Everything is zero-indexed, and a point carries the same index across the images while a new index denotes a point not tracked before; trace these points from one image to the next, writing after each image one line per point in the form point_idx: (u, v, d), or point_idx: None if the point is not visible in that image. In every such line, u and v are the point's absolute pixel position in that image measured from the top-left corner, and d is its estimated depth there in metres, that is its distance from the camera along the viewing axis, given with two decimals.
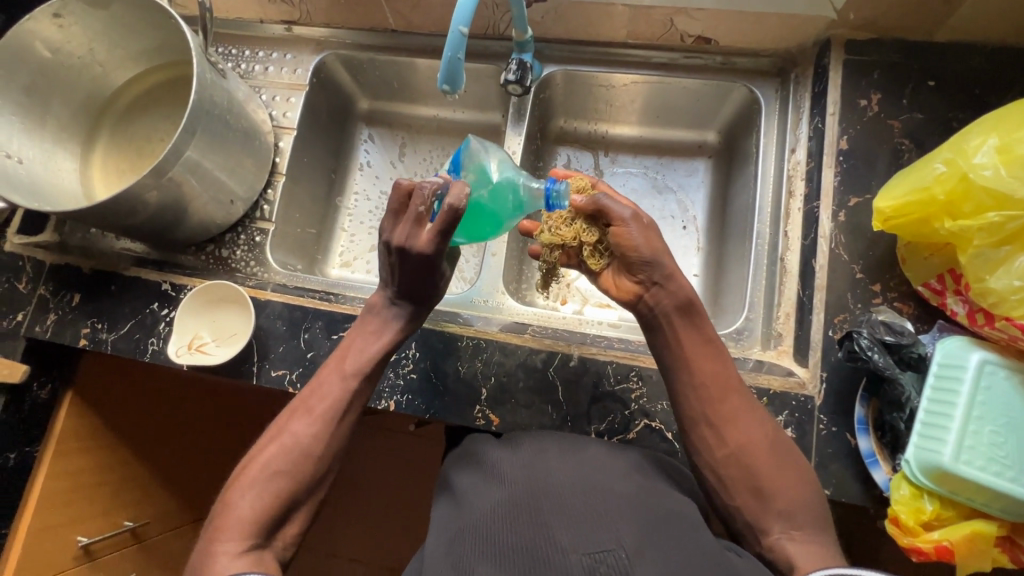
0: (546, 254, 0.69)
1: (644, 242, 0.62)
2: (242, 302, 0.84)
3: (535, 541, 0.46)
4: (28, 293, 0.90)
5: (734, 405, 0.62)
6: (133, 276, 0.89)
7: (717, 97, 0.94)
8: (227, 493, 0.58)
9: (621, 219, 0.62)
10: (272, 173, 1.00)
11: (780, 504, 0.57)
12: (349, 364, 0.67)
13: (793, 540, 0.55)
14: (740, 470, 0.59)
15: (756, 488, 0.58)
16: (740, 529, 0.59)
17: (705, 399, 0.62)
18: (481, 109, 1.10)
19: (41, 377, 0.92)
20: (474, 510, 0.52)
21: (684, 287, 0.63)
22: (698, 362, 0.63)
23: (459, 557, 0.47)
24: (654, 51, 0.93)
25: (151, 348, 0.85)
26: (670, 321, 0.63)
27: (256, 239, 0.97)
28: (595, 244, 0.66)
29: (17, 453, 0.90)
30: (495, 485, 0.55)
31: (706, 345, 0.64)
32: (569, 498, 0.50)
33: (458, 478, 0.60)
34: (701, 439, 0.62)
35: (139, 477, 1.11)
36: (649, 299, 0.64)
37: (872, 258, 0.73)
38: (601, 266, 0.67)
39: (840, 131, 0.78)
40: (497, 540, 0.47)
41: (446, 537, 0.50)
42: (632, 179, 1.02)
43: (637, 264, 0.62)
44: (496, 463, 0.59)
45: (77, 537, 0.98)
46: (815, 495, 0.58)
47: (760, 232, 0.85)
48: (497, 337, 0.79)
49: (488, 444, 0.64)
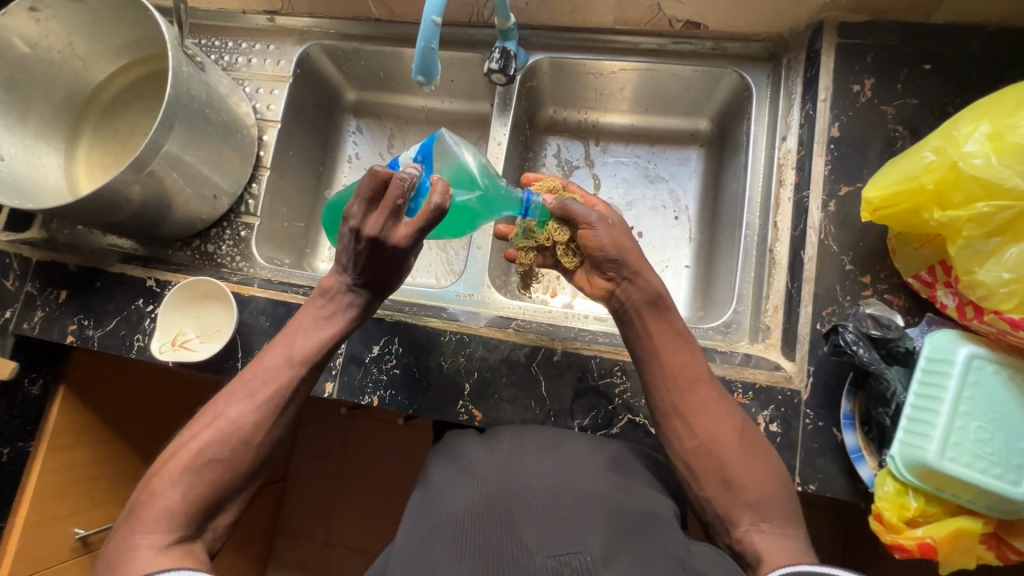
0: (522, 257, 0.70)
1: (609, 241, 0.62)
2: (224, 298, 0.84)
3: (503, 543, 0.46)
4: (16, 290, 0.90)
5: (702, 396, 0.61)
6: (117, 272, 0.89)
7: (708, 84, 0.92)
8: (155, 481, 0.57)
9: (586, 221, 0.63)
10: (256, 167, 0.99)
11: (749, 495, 0.56)
12: (297, 354, 0.65)
13: (762, 533, 0.54)
14: (710, 462, 0.58)
15: (727, 481, 0.57)
16: (711, 522, 0.58)
17: (676, 392, 0.61)
18: (469, 99, 1.08)
19: (32, 372, 0.92)
20: (441, 509, 0.52)
21: (653, 284, 0.63)
22: (669, 356, 0.62)
23: (425, 556, 0.46)
24: (643, 37, 0.91)
25: (137, 344, 0.85)
26: (639, 313, 0.63)
27: (242, 233, 0.96)
28: (567, 244, 0.66)
29: (9, 448, 0.90)
30: (467, 482, 0.55)
31: (677, 337, 0.63)
32: (540, 500, 0.50)
33: (432, 472, 0.60)
34: (673, 430, 0.61)
35: (133, 469, 1.12)
36: (620, 294, 0.63)
37: (862, 249, 0.71)
38: (575, 265, 0.67)
39: (831, 118, 0.76)
40: (464, 540, 0.47)
41: (414, 535, 0.50)
42: (622, 169, 1.00)
43: (602, 262, 0.63)
44: (472, 460, 0.59)
45: (72, 529, 0.99)
46: (790, 491, 0.58)
47: (749, 222, 0.83)
48: (480, 332, 0.78)
49: (465, 441, 0.63)
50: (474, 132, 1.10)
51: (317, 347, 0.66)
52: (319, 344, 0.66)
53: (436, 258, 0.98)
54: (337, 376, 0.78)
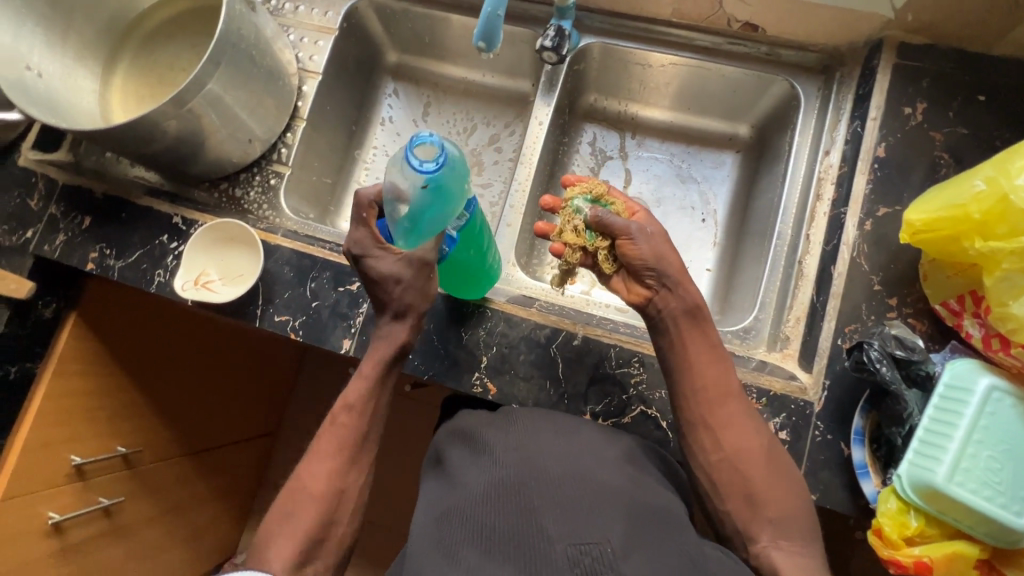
0: (567, 254, 0.70)
1: (649, 252, 0.67)
2: (252, 244, 0.84)
3: (524, 529, 0.49)
4: (39, 211, 0.89)
5: (728, 412, 0.65)
6: (145, 205, 0.88)
7: (757, 89, 0.91)
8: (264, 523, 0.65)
9: (626, 233, 0.66)
10: (292, 117, 0.98)
11: (769, 513, 0.61)
12: (364, 365, 0.73)
13: (780, 549, 0.59)
14: (733, 477, 0.63)
15: (749, 494, 0.62)
16: (729, 536, 0.63)
17: (703, 404, 0.66)
18: (511, 76, 1.09)
19: (47, 295, 0.93)
20: (463, 490, 0.54)
21: (692, 294, 0.68)
22: (694, 368, 0.67)
23: (447, 543, 0.49)
24: (698, 33, 0.90)
25: (158, 279, 0.84)
26: (675, 321, 0.68)
27: (271, 181, 0.95)
28: (607, 251, 0.69)
29: (18, 367, 0.91)
30: (484, 462, 0.57)
31: (711, 349, 0.68)
32: (559, 486, 0.52)
33: (448, 454, 0.62)
34: (698, 442, 0.66)
35: (131, 404, 1.12)
36: (658, 301, 0.68)
37: (892, 272, 0.72)
38: (613, 271, 0.70)
39: (879, 138, 0.76)
40: (486, 524, 0.50)
41: (434, 517, 0.53)
42: (656, 165, 1.01)
43: (641, 271, 0.67)
44: (489, 444, 0.59)
45: (69, 456, 0.99)
46: (785, 504, 0.61)
47: (782, 233, 0.83)
48: (504, 308, 0.78)
49: (479, 423, 0.64)
50: (511, 110, 1.11)
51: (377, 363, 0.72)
52: (367, 389, 0.72)
53: None
54: (356, 334, 0.80)
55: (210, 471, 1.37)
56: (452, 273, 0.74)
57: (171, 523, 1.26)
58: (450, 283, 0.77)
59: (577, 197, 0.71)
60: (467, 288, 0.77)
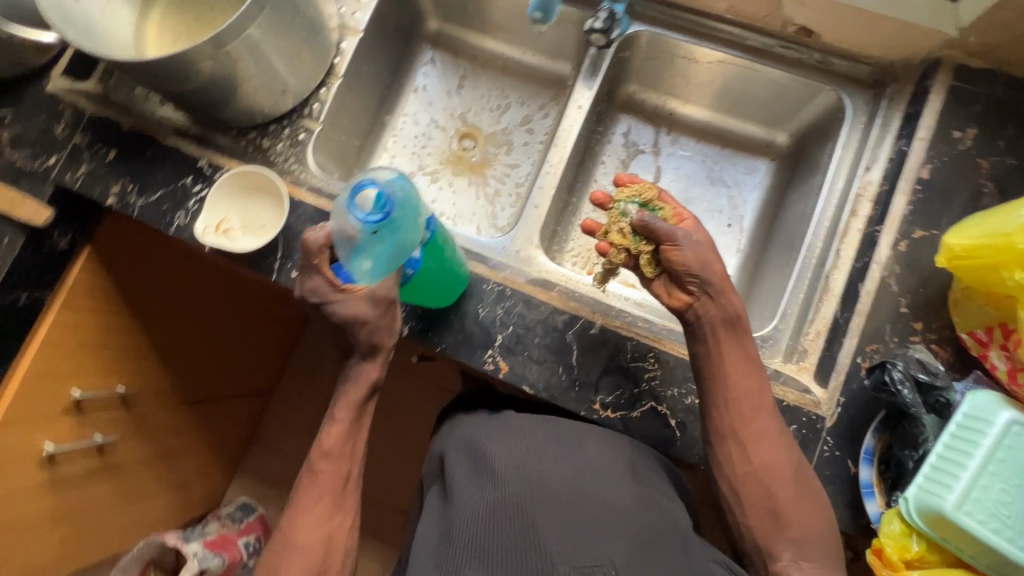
0: (612, 254, 0.73)
1: (693, 257, 0.68)
2: (277, 196, 0.83)
3: (527, 549, 0.56)
4: (64, 139, 0.88)
5: (763, 425, 0.66)
6: (171, 145, 0.87)
7: (803, 97, 0.89)
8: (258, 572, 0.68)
9: (672, 240, 0.68)
10: (328, 73, 0.96)
11: (793, 532, 0.64)
12: (338, 409, 0.74)
13: (801, 569, 0.62)
14: (758, 489, 0.66)
15: (772, 512, 0.65)
16: (749, 551, 0.67)
17: (738, 416, 0.67)
18: (551, 57, 1.08)
19: (64, 226, 0.92)
20: (462, 511, 0.61)
21: (733, 304, 0.69)
22: (715, 380, 0.68)
23: (449, 558, 0.57)
24: (749, 32, 0.88)
25: (178, 222, 0.83)
26: (715, 329, 0.69)
27: (299, 136, 0.93)
28: (650, 255, 0.72)
29: (28, 294, 0.91)
30: (485, 483, 0.63)
31: (748, 362, 0.69)
32: (560, 508, 0.59)
33: (451, 464, 0.68)
34: (727, 454, 0.67)
35: (137, 346, 1.12)
36: (698, 308, 0.69)
37: (921, 296, 0.71)
38: (655, 275, 0.73)
39: (924, 159, 0.75)
40: (492, 543, 0.57)
41: (436, 537, 0.61)
42: (687, 164, 1.01)
43: (684, 276, 0.69)
44: (491, 459, 0.65)
45: (70, 389, 0.99)
46: (792, 522, 0.64)
47: (811, 245, 0.80)
48: (523, 288, 0.78)
49: (483, 430, 0.70)
50: (548, 92, 1.10)
51: (351, 407, 0.74)
52: (344, 432, 0.73)
53: (482, 209, 1.07)
54: None
55: (206, 422, 1.38)
56: (413, 291, 0.72)
57: (162, 470, 1.27)
58: (417, 297, 0.74)
59: (625, 200, 0.74)
60: (436, 299, 0.75)
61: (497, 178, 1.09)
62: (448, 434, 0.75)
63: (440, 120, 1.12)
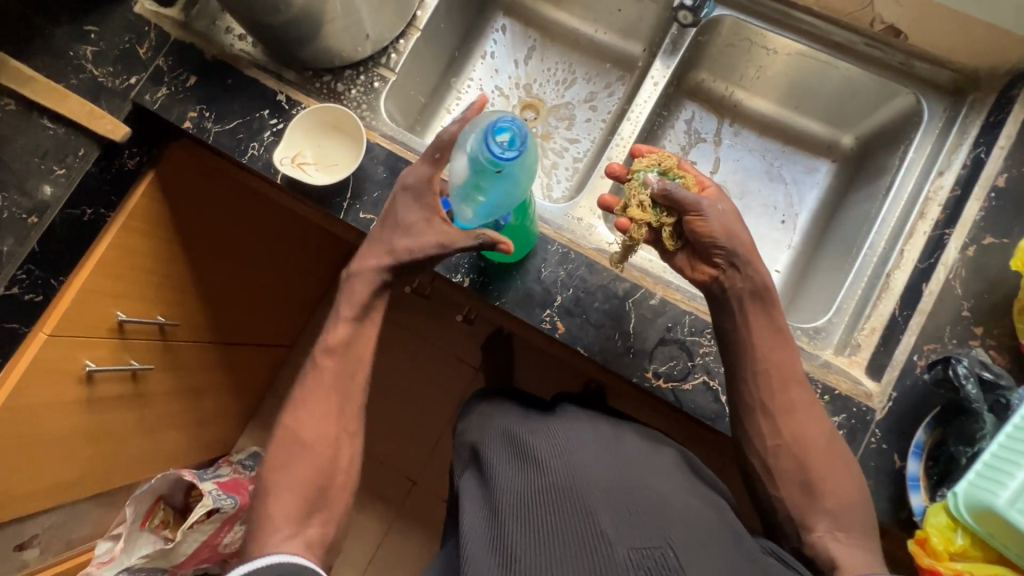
0: (633, 230, 0.71)
1: (718, 228, 0.67)
2: (354, 136, 0.84)
3: (584, 533, 0.58)
4: (147, 60, 0.90)
5: (793, 396, 0.68)
6: (251, 77, 0.88)
7: (878, 98, 0.89)
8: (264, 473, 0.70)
9: (696, 208, 0.67)
10: (408, 25, 0.97)
11: (831, 503, 0.64)
12: (344, 306, 0.74)
13: (837, 540, 0.63)
14: (791, 464, 0.67)
15: (806, 486, 0.66)
16: (782, 521, 0.68)
17: (767, 392, 0.68)
18: (623, 37, 1.08)
19: (134, 148, 0.93)
20: (505, 493, 0.66)
21: (760, 274, 0.69)
22: (769, 362, 0.69)
23: (499, 530, 0.62)
24: (835, 28, 0.88)
25: (251, 151, 0.85)
26: (740, 303, 0.69)
27: (374, 84, 0.94)
28: (672, 227, 0.71)
29: (93, 211, 0.92)
30: (531, 470, 0.68)
31: (775, 335, 0.70)
32: (608, 495, 0.62)
33: (490, 458, 0.73)
34: (757, 427, 0.68)
35: (179, 284, 1.13)
36: (724, 279, 0.69)
37: (984, 301, 0.72)
38: (676, 247, 0.72)
39: (1001, 167, 0.76)
40: (541, 523, 0.61)
41: (482, 517, 0.65)
42: (748, 158, 1.01)
43: (709, 248, 0.68)
44: (534, 451, 0.70)
45: (115, 311, 1.00)
46: (836, 503, 0.65)
47: (874, 244, 0.81)
48: (587, 253, 0.79)
49: (521, 430, 0.75)
50: (615, 71, 1.11)
51: (358, 303, 0.74)
52: (350, 329, 0.74)
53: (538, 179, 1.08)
54: None
55: (234, 365, 1.40)
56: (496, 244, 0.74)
57: (186, 406, 1.29)
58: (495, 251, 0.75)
59: (644, 169, 0.73)
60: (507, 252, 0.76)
61: (555, 151, 1.09)
62: (480, 424, 0.82)
63: (504, 88, 1.12)
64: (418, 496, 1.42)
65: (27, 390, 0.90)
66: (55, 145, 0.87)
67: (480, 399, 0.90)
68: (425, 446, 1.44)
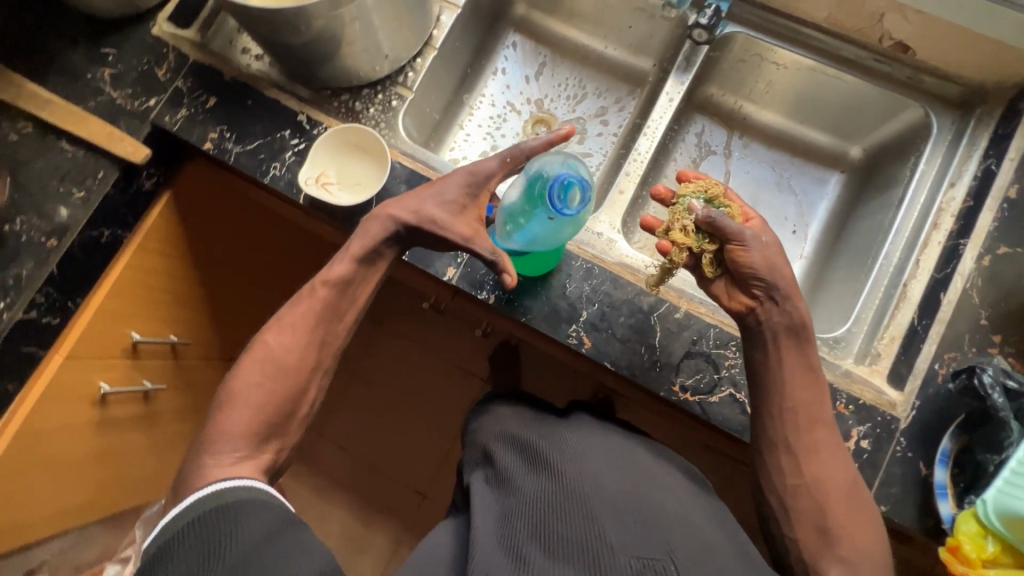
0: (673, 253, 0.71)
1: (761, 261, 0.69)
2: (377, 156, 0.85)
3: (589, 538, 0.59)
4: (165, 82, 0.90)
5: (820, 437, 0.69)
6: (271, 98, 0.89)
7: (886, 111, 0.91)
8: (231, 381, 0.71)
9: (740, 239, 0.69)
10: (425, 44, 0.98)
11: (844, 551, 0.65)
12: (353, 245, 0.75)
13: None
14: (810, 506, 0.68)
15: (821, 529, 0.67)
16: (794, 564, 0.68)
17: (794, 429, 0.69)
18: (634, 54, 1.11)
19: (152, 169, 0.93)
20: (520, 496, 0.66)
21: (798, 312, 0.70)
22: (795, 387, 0.69)
23: (510, 529, 0.62)
24: (842, 44, 0.91)
25: (272, 172, 0.85)
26: (776, 335, 0.70)
27: (392, 103, 0.95)
28: (713, 255, 0.72)
29: (110, 232, 0.91)
30: (544, 474, 0.68)
31: (807, 371, 0.70)
32: (619, 506, 0.62)
33: (500, 457, 0.73)
34: (777, 464, 0.70)
35: (191, 302, 1.12)
36: (761, 313, 0.70)
37: (1000, 310, 0.74)
38: (714, 275, 0.73)
39: (1012, 178, 0.79)
40: (552, 526, 0.61)
41: (495, 514, 0.65)
42: (759, 169, 1.02)
43: (750, 279, 0.70)
44: (548, 458, 0.70)
45: (128, 332, 0.98)
46: (854, 530, 0.66)
47: (889, 253, 0.82)
48: (611, 268, 0.79)
49: (535, 436, 0.75)
50: (625, 85, 1.13)
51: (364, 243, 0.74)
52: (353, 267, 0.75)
53: None
54: (461, 265, 0.79)
55: None
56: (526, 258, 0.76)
57: (195, 424, 1.27)
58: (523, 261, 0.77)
59: (690, 195, 0.74)
60: (533, 266, 0.77)
61: None
62: (491, 424, 0.82)
63: (516, 103, 1.14)
64: (427, 512, 1.41)
65: (39, 414, 0.86)
66: (74, 167, 0.87)
67: (490, 400, 0.91)
68: (434, 459, 1.44)
